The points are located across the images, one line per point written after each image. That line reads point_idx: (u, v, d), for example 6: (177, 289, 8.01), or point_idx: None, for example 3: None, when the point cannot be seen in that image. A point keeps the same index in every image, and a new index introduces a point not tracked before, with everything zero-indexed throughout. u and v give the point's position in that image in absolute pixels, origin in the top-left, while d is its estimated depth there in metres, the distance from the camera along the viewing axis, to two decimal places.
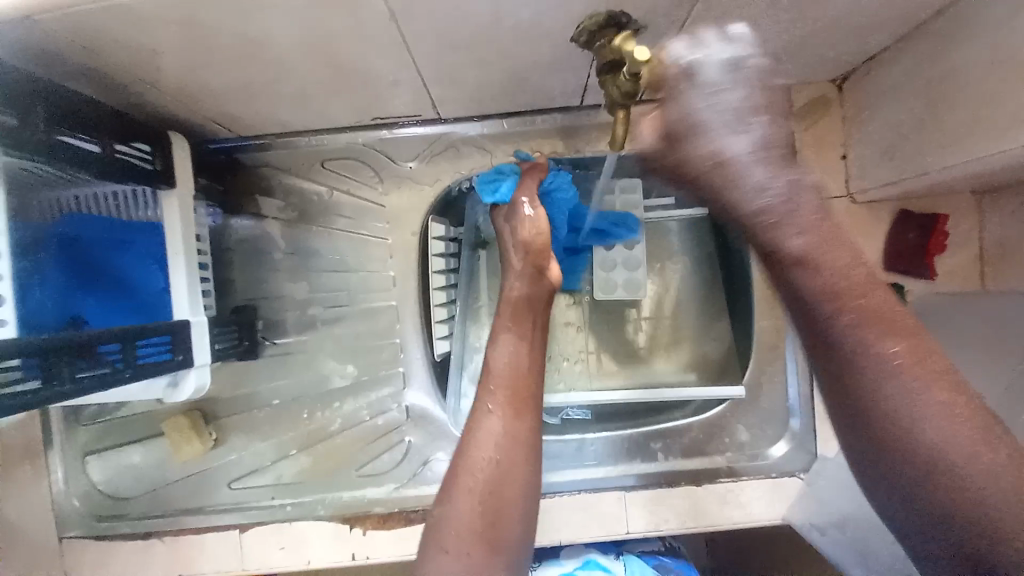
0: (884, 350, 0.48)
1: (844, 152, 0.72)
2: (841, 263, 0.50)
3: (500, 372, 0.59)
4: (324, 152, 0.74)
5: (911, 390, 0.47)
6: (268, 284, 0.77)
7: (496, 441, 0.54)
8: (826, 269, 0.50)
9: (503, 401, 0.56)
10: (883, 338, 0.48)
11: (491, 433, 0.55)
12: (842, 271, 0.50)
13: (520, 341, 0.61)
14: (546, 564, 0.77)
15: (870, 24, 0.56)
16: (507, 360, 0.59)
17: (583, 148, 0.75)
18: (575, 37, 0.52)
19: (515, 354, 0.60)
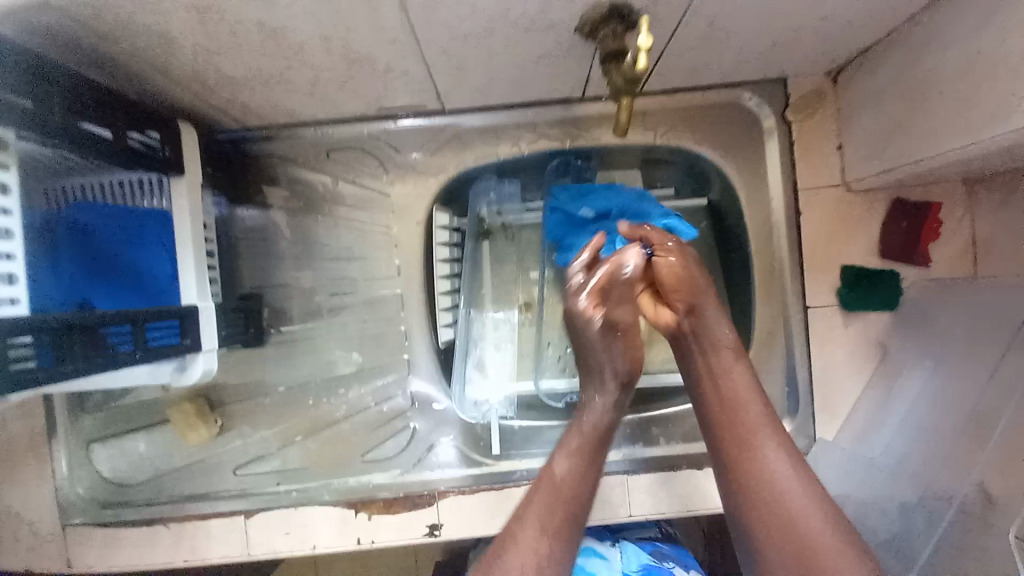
0: (764, 448, 0.58)
1: (838, 143, 0.74)
2: (740, 383, 0.61)
3: (558, 481, 0.61)
4: (330, 143, 0.75)
5: (785, 469, 0.57)
6: (274, 272, 0.78)
7: (549, 528, 0.59)
8: (719, 383, 0.62)
9: (543, 503, 0.60)
10: (761, 441, 0.58)
11: (543, 518, 0.59)
12: (736, 397, 0.61)
13: (583, 460, 0.62)
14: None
15: (864, 18, 0.57)
16: (569, 475, 0.61)
17: (584, 140, 0.77)
18: (578, 28, 0.53)
19: (576, 467, 0.62)
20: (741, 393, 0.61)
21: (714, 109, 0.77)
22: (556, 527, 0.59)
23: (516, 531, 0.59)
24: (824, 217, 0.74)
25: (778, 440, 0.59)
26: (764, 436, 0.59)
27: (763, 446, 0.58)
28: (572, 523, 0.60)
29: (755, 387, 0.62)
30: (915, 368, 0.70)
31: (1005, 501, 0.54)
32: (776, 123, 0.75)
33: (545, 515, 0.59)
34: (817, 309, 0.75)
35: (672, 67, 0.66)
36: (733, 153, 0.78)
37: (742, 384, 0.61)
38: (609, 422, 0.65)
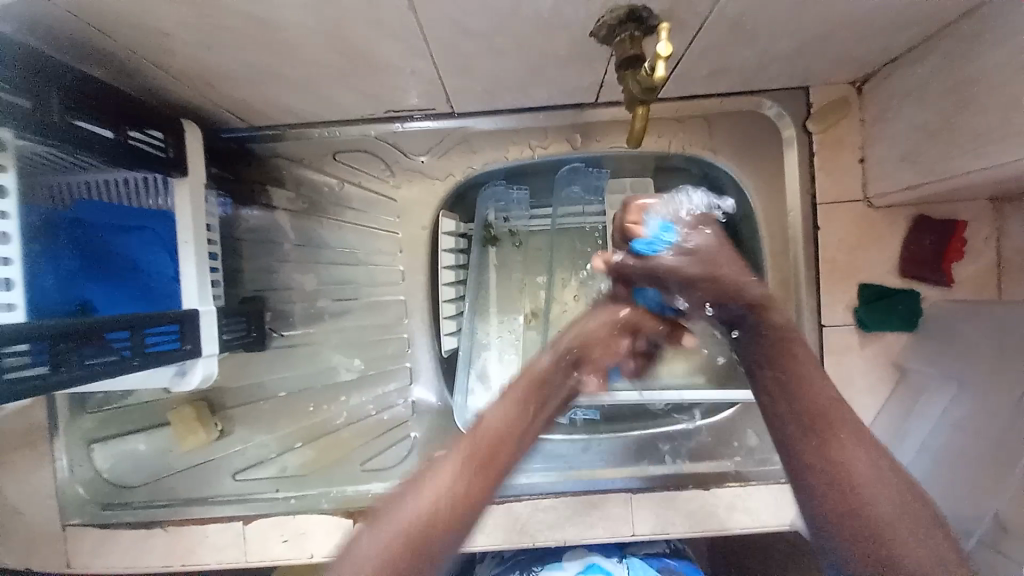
0: (851, 450, 0.49)
1: (861, 156, 0.71)
2: (814, 378, 0.54)
3: (439, 477, 0.52)
4: (338, 145, 0.74)
5: (873, 474, 0.48)
6: (278, 275, 0.77)
7: (427, 526, 0.49)
8: (786, 376, 0.55)
9: (464, 447, 0.54)
10: (841, 438, 0.50)
11: (420, 523, 0.49)
12: (811, 390, 0.53)
13: (473, 460, 0.54)
14: (545, 568, 0.76)
15: (895, 25, 0.55)
16: (453, 468, 0.53)
17: (601, 148, 0.75)
18: (594, 30, 0.51)
19: (468, 468, 0.53)
20: (809, 388, 0.53)
21: (732, 116, 0.74)
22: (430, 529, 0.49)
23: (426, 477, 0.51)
24: (843, 231, 0.72)
25: (861, 445, 0.50)
26: (844, 443, 0.50)
27: (845, 445, 0.50)
28: (449, 523, 0.50)
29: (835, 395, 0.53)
30: (937, 392, 0.67)
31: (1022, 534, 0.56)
32: (797, 132, 0.73)
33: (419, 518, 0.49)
34: (834, 327, 0.73)
35: (690, 73, 0.64)
36: (751, 163, 0.75)
37: (816, 382, 0.53)
38: (494, 446, 0.56)
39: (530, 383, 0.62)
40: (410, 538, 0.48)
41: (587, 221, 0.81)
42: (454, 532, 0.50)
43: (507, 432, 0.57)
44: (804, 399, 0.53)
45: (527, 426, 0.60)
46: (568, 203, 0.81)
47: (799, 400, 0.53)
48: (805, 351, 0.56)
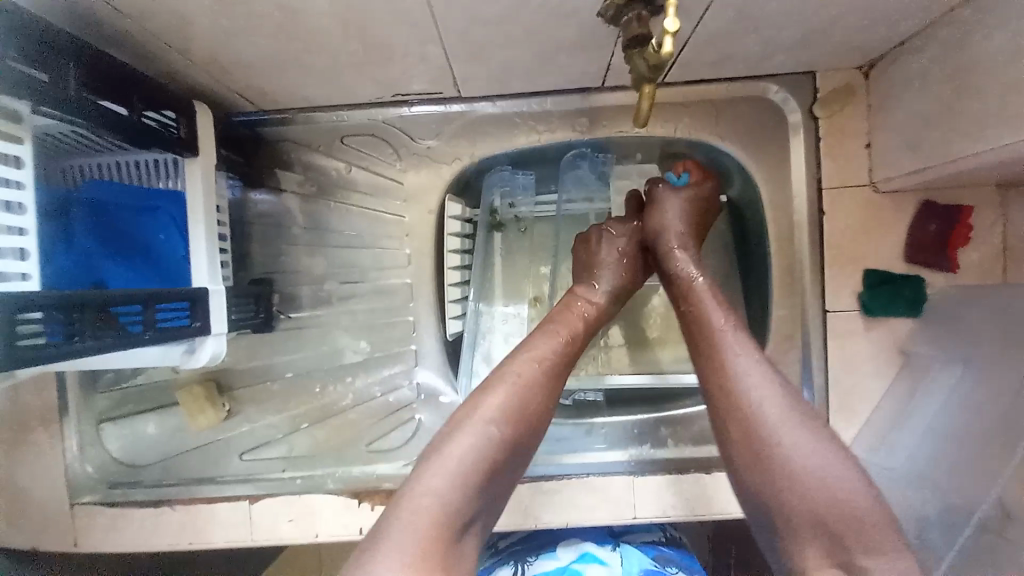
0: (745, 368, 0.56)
1: (867, 142, 0.71)
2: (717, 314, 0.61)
3: (507, 406, 0.54)
4: (345, 129, 0.74)
5: (772, 398, 0.53)
6: (286, 258, 0.78)
7: (498, 444, 0.52)
8: (698, 317, 0.62)
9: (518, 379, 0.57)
10: (735, 359, 0.57)
11: (492, 442, 0.52)
12: (713, 323, 0.60)
13: (524, 388, 0.56)
14: (541, 558, 0.75)
15: (903, 10, 0.54)
16: (517, 393, 0.55)
17: (607, 135, 0.75)
18: (601, 12, 0.51)
19: (521, 393, 0.56)
20: (713, 323, 0.60)
21: (738, 103, 0.74)
22: (500, 446, 0.52)
23: (483, 403, 0.54)
24: (849, 218, 0.72)
25: (767, 378, 0.55)
26: (752, 378, 0.55)
27: (740, 368, 0.56)
28: (512, 442, 0.53)
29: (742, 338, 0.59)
30: (938, 374, 0.67)
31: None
32: (803, 118, 0.73)
33: (494, 439, 0.52)
34: (839, 313, 0.73)
35: (695, 58, 0.64)
36: (757, 150, 0.75)
37: (720, 318, 0.60)
38: (539, 381, 0.58)
39: (582, 322, 0.66)
40: (490, 454, 0.51)
41: (593, 206, 0.82)
42: (519, 449, 0.55)
43: (559, 361, 0.61)
44: (708, 333, 0.60)
45: (574, 345, 0.64)
46: (573, 189, 0.81)
47: (707, 337, 0.60)
48: (713, 294, 0.63)
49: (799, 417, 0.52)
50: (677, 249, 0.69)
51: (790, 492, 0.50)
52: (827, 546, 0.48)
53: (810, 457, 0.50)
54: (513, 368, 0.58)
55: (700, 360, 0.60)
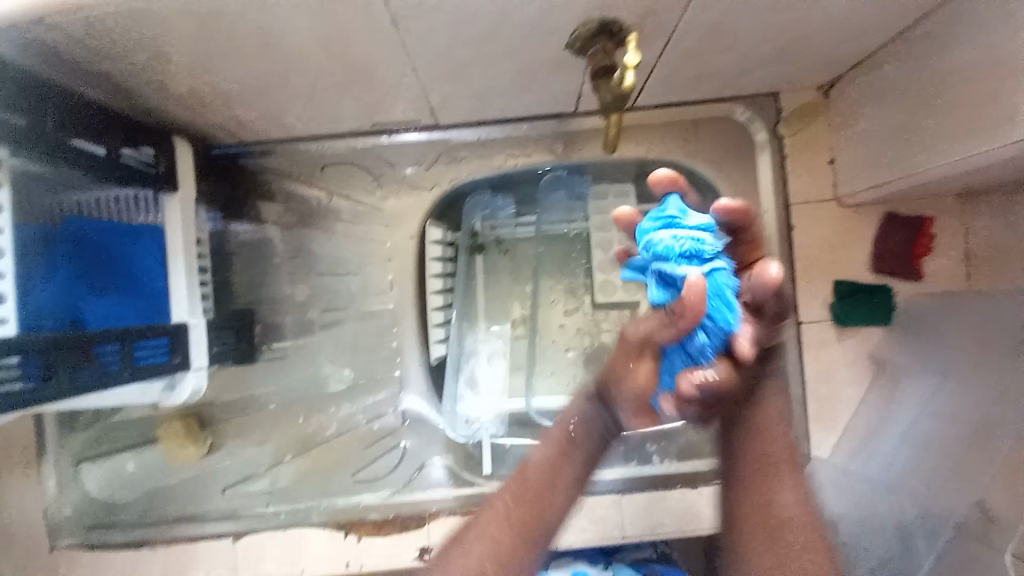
0: (781, 484, 0.59)
1: (832, 157, 0.74)
2: (779, 427, 0.61)
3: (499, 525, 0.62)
4: (324, 158, 0.75)
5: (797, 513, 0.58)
6: (266, 287, 0.77)
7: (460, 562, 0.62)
8: (756, 420, 0.61)
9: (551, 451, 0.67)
10: (777, 476, 0.59)
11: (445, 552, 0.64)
12: (770, 432, 0.60)
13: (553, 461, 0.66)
14: None
15: (853, 32, 0.58)
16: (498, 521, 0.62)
17: (583, 158, 0.78)
18: (569, 43, 0.54)
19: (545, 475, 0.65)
20: (773, 436, 0.61)
21: (708, 124, 0.77)
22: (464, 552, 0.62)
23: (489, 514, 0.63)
24: (818, 231, 0.74)
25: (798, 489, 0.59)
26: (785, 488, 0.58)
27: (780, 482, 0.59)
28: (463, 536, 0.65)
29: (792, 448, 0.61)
30: (914, 380, 0.69)
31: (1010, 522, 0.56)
32: (770, 138, 0.75)
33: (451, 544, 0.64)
34: (814, 323, 0.75)
35: (664, 82, 0.67)
36: (728, 168, 0.77)
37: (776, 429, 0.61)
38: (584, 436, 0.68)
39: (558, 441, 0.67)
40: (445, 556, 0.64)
41: (574, 227, 0.82)
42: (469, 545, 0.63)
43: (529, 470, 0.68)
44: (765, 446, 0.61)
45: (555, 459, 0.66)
46: (552, 210, 0.83)
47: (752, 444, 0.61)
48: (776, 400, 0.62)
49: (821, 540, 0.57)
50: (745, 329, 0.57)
51: None
52: None
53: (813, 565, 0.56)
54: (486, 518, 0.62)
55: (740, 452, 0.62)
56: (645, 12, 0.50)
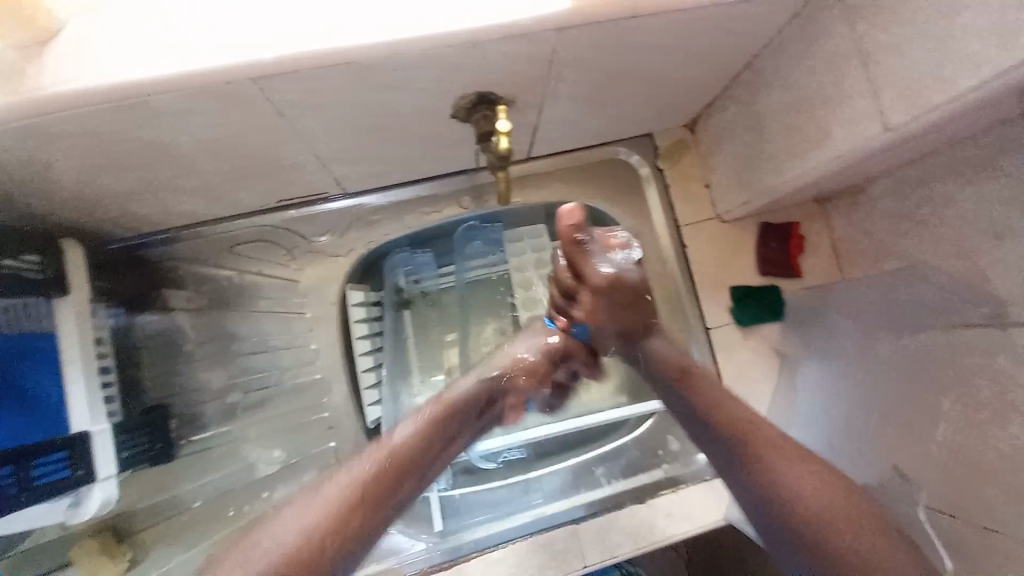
0: (780, 464, 0.60)
1: (706, 182, 0.84)
2: (809, 478, 0.58)
3: (327, 500, 0.59)
4: (234, 238, 0.75)
5: (804, 477, 0.58)
6: (181, 377, 0.74)
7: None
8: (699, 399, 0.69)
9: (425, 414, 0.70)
10: (774, 456, 0.61)
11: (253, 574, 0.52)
12: (743, 413, 0.66)
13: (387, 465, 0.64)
14: None
15: (694, 82, 0.69)
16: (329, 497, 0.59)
17: (492, 208, 0.82)
18: (454, 114, 0.60)
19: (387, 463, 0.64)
20: (811, 492, 0.57)
21: (599, 166, 0.85)
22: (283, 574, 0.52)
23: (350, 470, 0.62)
24: (708, 247, 0.84)
25: (790, 456, 0.61)
26: (775, 461, 0.60)
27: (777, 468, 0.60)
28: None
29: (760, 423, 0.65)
30: (806, 367, 0.80)
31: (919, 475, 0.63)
32: (652, 172, 0.84)
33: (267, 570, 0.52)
34: (719, 328, 0.83)
35: (552, 136, 0.74)
36: (620, 202, 0.85)
37: (791, 470, 0.59)
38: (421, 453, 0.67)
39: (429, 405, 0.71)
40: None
41: (493, 272, 0.87)
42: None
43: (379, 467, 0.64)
44: (799, 503, 0.57)
45: (420, 451, 0.67)
46: (470, 258, 0.87)
47: (773, 494, 0.59)
48: (705, 373, 0.71)
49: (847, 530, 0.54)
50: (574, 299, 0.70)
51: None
52: None
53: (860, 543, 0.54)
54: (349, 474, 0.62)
55: (740, 443, 0.64)
56: (513, 84, 0.57)
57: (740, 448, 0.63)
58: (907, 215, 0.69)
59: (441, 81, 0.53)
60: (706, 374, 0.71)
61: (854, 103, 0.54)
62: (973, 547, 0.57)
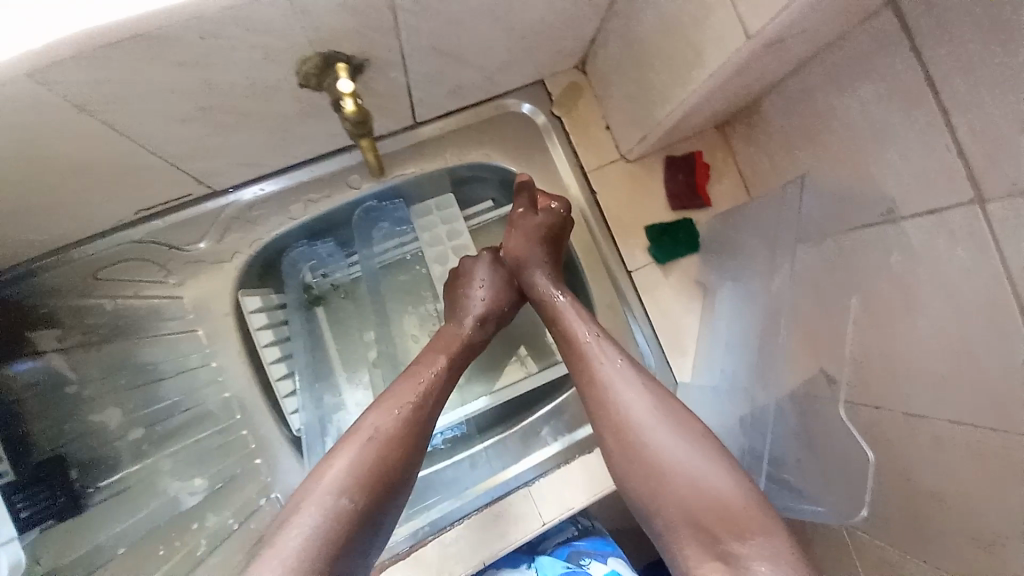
0: (614, 382, 0.64)
1: (606, 123, 0.81)
2: (645, 396, 0.63)
3: (378, 440, 0.60)
4: (99, 261, 0.67)
5: (619, 375, 0.65)
6: (75, 423, 0.66)
7: (331, 544, 0.52)
8: (554, 326, 0.72)
9: (389, 398, 0.64)
10: (612, 356, 0.66)
11: (333, 517, 0.54)
12: (580, 337, 0.68)
13: (366, 444, 0.59)
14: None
15: (567, 19, 0.65)
16: (369, 447, 0.58)
17: (385, 183, 0.77)
18: (303, 82, 0.55)
19: (365, 447, 0.59)
20: (645, 409, 0.62)
21: (493, 122, 0.80)
22: (359, 513, 0.55)
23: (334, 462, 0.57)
24: (618, 191, 0.82)
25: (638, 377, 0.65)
26: (605, 369, 0.66)
27: (606, 374, 0.65)
28: (343, 556, 0.53)
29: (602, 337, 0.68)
30: (721, 291, 0.80)
31: (830, 379, 0.66)
32: (550, 120, 0.81)
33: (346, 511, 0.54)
34: (639, 269, 0.82)
35: (431, 96, 0.70)
36: (523, 157, 0.81)
37: (631, 397, 0.63)
38: (406, 429, 0.61)
39: (445, 355, 0.70)
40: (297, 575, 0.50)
41: (405, 251, 0.83)
42: (384, 525, 0.58)
43: (420, 404, 0.64)
44: (624, 413, 0.63)
45: (437, 391, 0.67)
46: (377, 241, 0.82)
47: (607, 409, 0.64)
48: (575, 308, 0.71)
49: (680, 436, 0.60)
50: (510, 246, 0.76)
51: (674, 499, 0.57)
52: (706, 545, 0.54)
53: (688, 464, 0.58)
54: (338, 461, 0.58)
55: (571, 365, 0.69)
56: (354, 43, 0.53)
57: (570, 356, 0.69)
58: (797, 127, 0.69)
59: (265, 48, 0.49)
60: (570, 296, 0.73)
61: (706, 15, 0.52)
62: (888, 430, 0.63)
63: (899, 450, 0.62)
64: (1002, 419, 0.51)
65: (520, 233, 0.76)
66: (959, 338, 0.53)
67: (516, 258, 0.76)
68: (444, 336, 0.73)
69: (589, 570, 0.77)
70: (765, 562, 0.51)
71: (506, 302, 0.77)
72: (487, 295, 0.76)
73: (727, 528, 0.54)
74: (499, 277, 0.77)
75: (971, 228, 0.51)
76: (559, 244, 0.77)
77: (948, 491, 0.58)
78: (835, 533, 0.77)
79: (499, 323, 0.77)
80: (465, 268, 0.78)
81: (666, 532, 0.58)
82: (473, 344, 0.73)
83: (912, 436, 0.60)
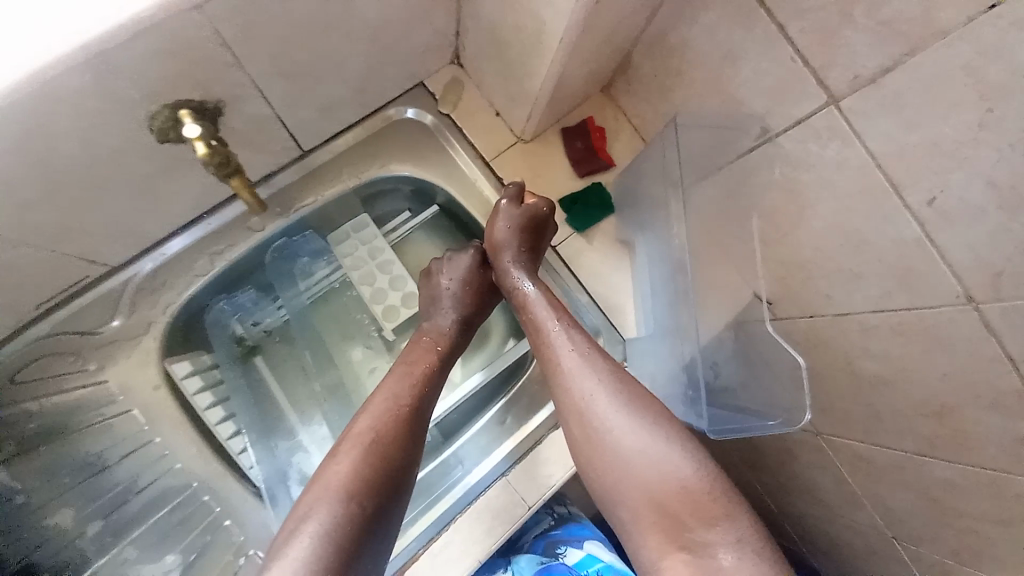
0: (589, 377, 0.64)
1: (495, 109, 0.82)
2: (609, 380, 0.63)
3: (377, 440, 0.59)
4: (10, 364, 0.63)
5: (580, 363, 0.65)
6: (26, 534, 0.63)
7: (339, 549, 0.51)
8: (532, 319, 0.71)
9: (382, 400, 0.64)
10: (579, 342, 0.67)
11: (341, 521, 0.52)
12: (547, 327, 0.69)
13: (367, 444, 0.59)
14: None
15: (420, 16, 0.66)
16: (370, 447, 0.58)
17: (288, 219, 0.77)
18: (161, 138, 0.57)
19: (367, 448, 0.58)
20: (620, 397, 0.62)
21: (383, 133, 0.80)
22: (366, 515, 0.54)
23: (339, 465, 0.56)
24: (523, 171, 0.83)
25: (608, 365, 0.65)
26: (567, 355, 0.66)
27: (571, 365, 0.65)
28: (352, 560, 0.51)
29: (576, 335, 0.67)
30: (642, 244, 0.82)
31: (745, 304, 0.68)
32: (439, 119, 0.81)
33: (356, 514, 0.53)
34: (563, 241, 0.84)
35: (307, 118, 0.70)
36: (420, 159, 0.81)
37: (592, 386, 0.63)
38: (402, 431, 0.61)
39: (439, 349, 0.72)
40: None
41: (330, 282, 0.84)
42: (386, 532, 0.56)
43: (415, 405, 0.64)
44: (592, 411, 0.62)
45: (428, 389, 0.67)
46: (299, 277, 0.82)
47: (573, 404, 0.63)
48: (547, 301, 0.71)
49: (647, 422, 0.60)
50: (496, 235, 0.75)
51: (635, 490, 0.58)
52: (675, 538, 0.55)
53: (664, 458, 0.58)
54: (340, 462, 0.57)
55: (538, 356, 0.70)
56: (196, 83, 0.54)
57: (538, 345, 0.70)
58: (669, 71, 0.71)
59: (101, 110, 0.50)
60: (547, 293, 0.72)
61: None
62: (825, 332, 0.64)
63: (833, 347, 0.64)
64: (905, 290, 0.53)
65: (511, 227, 0.74)
66: (851, 230, 0.56)
67: (497, 250, 0.75)
68: (423, 339, 0.73)
69: (568, 557, 0.86)
70: (730, 551, 0.53)
71: (483, 296, 0.77)
72: (454, 291, 0.77)
73: (694, 514, 0.55)
74: (479, 268, 0.78)
75: (831, 126, 0.53)
76: (538, 238, 0.76)
77: (886, 373, 0.60)
78: (803, 445, 0.79)
79: (476, 318, 0.78)
80: (443, 265, 0.79)
81: (638, 532, 0.57)
82: (453, 346, 0.74)
83: (843, 330, 0.62)
